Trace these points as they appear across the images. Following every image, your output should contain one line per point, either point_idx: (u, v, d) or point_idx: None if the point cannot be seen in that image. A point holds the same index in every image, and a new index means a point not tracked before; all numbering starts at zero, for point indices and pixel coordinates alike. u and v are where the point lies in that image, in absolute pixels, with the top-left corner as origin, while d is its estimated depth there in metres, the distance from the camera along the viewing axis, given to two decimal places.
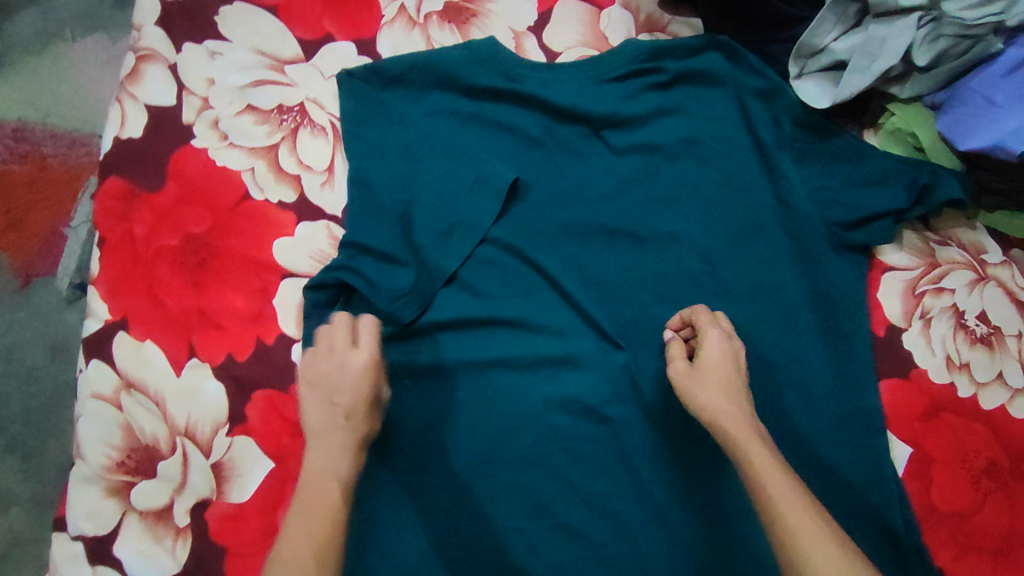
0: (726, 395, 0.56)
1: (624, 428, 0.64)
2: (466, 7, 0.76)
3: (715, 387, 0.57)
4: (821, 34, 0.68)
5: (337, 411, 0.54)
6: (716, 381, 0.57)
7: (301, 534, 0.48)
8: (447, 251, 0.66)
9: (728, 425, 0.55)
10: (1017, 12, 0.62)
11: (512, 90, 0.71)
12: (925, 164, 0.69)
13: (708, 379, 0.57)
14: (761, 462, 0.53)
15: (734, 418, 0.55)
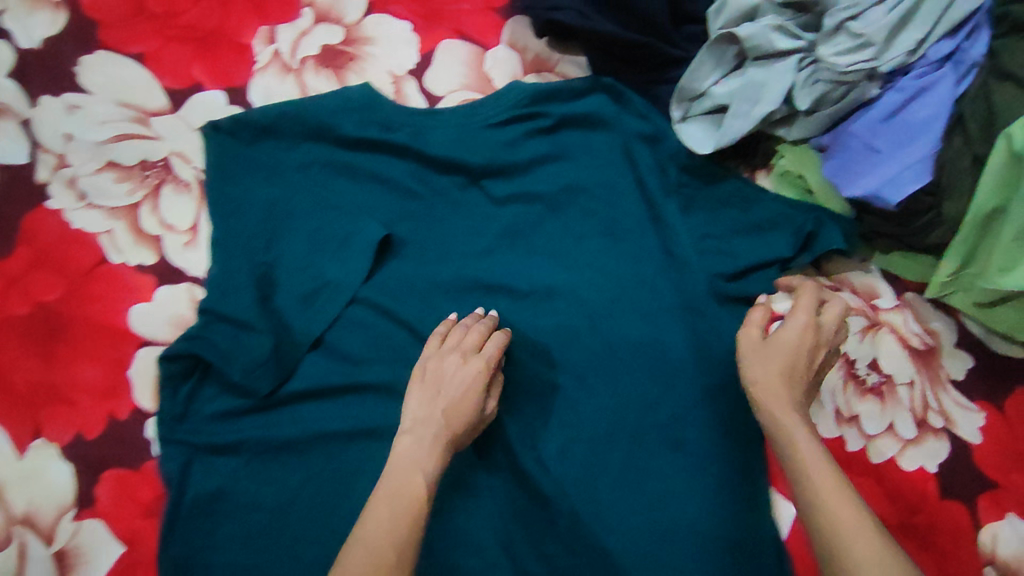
0: (778, 371, 0.56)
1: (486, 496, 0.66)
2: (344, 50, 0.73)
3: (777, 363, 0.56)
4: (699, 78, 0.66)
5: (438, 401, 0.57)
6: (776, 360, 0.56)
7: (377, 521, 0.49)
8: (311, 317, 0.64)
9: (776, 405, 0.54)
10: (888, 58, 0.60)
11: (386, 142, 0.69)
12: (810, 211, 0.68)
13: (770, 357, 0.56)
14: (806, 445, 0.51)
15: (780, 398, 0.54)
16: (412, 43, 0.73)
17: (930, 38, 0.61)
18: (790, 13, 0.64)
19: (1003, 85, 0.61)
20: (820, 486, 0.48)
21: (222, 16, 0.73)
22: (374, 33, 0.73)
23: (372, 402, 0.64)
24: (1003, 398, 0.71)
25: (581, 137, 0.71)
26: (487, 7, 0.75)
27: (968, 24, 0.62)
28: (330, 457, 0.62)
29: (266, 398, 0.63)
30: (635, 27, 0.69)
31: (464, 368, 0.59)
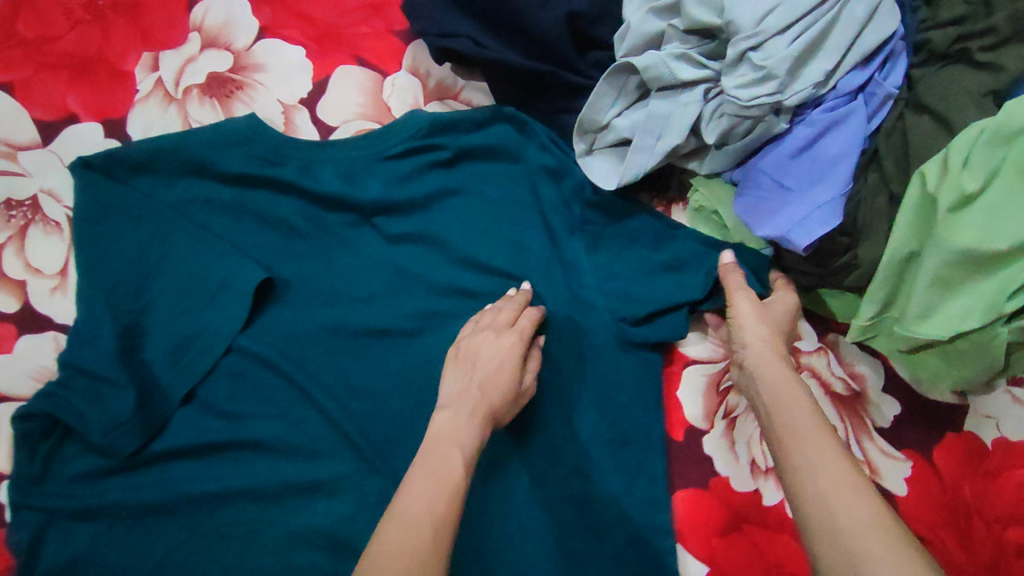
0: (765, 333, 0.56)
1: None
2: (232, 78, 0.69)
3: (755, 324, 0.56)
4: (600, 110, 0.62)
5: (473, 381, 0.55)
6: (757, 322, 0.57)
7: (423, 498, 0.45)
8: (180, 370, 0.61)
9: (761, 365, 0.53)
10: (793, 92, 0.55)
11: (269, 178, 0.64)
12: (722, 249, 0.64)
13: (755, 318, 0.57)
14: (778, 373, 0.52)
15: (765, 358, 0.54)
16: (305, 70, 0.69)
17: (840, 68, 0.56)
18: (695, 39, 0.60)
19: (920, 119, 0.57)
20: (800, 435, 0.47)
21: (99, 40, 0.68)
22: (265, 60, 0.69)
23: (248, 459, 0.61)
24: (929, 445, 0.67)
25: (479, 173, 0.67)
26: (387, 31, 0.71)
27: (882, 52, 0.57)
28: (202, 520, 0.59)
29: (133, 457, 0.59)
30: (536, 53, 0.64)
31: (498, 343, 0.58)
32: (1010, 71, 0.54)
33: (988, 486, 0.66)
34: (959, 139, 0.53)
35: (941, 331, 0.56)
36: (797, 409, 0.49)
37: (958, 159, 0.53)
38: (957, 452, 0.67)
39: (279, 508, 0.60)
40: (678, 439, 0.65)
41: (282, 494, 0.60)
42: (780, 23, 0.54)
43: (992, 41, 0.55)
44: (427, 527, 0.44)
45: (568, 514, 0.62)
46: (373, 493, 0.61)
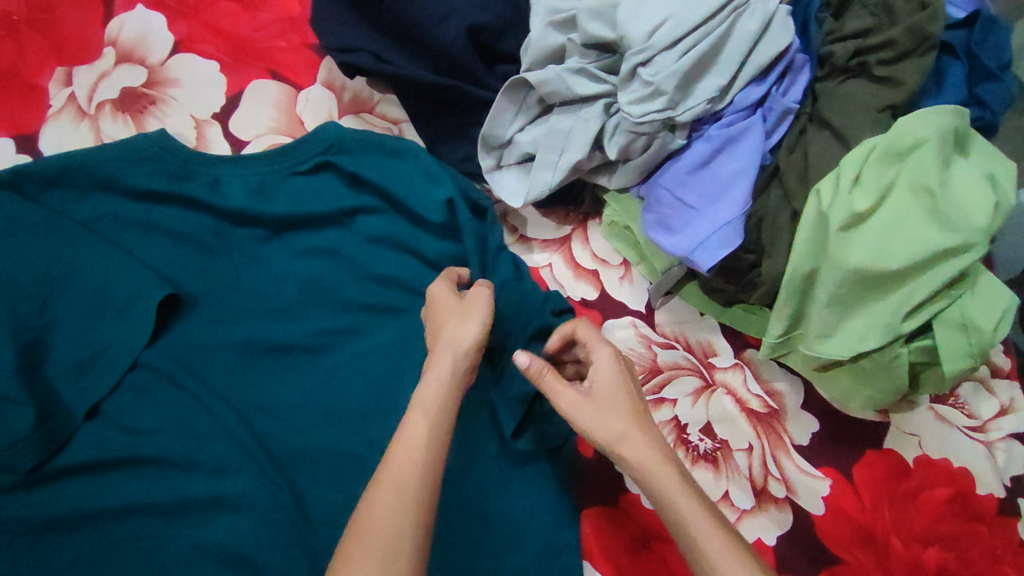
0: (624, 402, 0.48)
1: None
2: (145, 93, 0.69)
3: (614, 405, 0.48)
4: (502, 126, 0.62)
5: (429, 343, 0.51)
6: (612, 409, 0.47)
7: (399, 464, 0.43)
8: (83, 387, 0.59)
9: (631, 448, 0.46)
10: (685, 109, 0.55)
11: (176, 194, 0.64)
12: None
13: (604, 401, 0.48)
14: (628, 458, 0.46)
15: (629, 439, 0.46)
16: (218, 84, 0.70)
17: (735, 82, 0.55)
18: (595, 53, 0.59)
19: (820, 134, 0.56)
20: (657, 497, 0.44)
21: (14, 56, 0.68)
22: (179, 74, 0.70)
23: (151, 476, 0.59)
24: (849, 463, 0.64)
25: (391, 172, 0.65)
26: (302, 45, 0.71)
27: (780, 65, 0.56)
28: (103, 538, 0.57)
29: (31, 473, 0.58)
30: (444, 68, 0.64)
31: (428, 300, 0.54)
32: (907, 86, 0.53)
33: (908, 506, 0.63)
34: (852, 157, 0.52)
35: (843, 351, 0.54)
36: (675, 489, 0.44)
37: (849, 178, 0.52)
38: (879, 469, 0.64)
39: (178, 524, 0.58)
40: (587, 455, 0.64)
41: (182, 509, 0.58)
42: (668, 39, 0.53)
43: (890, 55, 0.54)
44: (394, 506, 0.41)
45: (483, 534, 0.59)
46: (277, 508, 0.58)
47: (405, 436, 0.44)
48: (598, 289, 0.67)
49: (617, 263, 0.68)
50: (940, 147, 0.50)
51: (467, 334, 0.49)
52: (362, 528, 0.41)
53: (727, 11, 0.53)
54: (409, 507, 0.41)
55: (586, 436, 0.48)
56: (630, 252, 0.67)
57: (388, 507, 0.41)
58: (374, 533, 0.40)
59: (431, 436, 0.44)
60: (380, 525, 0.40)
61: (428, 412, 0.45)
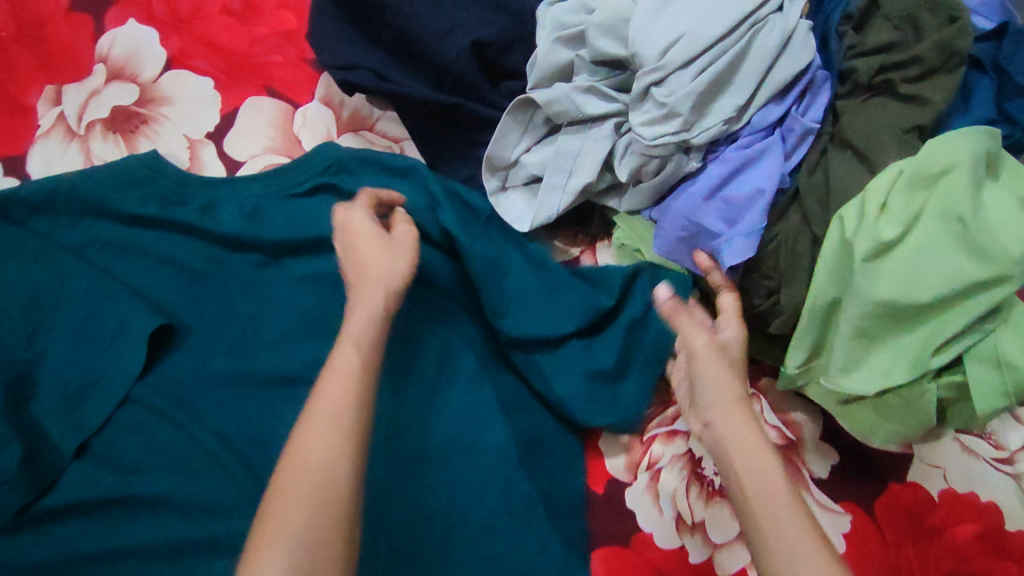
0: (735, 388, 0.44)
1: None
2: (136, 112, 0.66)
3: (723, 376, 0.45)
4: (507, 146, 0.59)
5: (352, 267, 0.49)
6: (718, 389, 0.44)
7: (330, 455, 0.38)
8: (72, 424, 0.57)
9: (729, 448, 0.41)
10: (700, 130, 0.52)
11: (167, 219, 0.62)
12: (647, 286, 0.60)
13: (722, 373, 0.45)
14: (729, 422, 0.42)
15: (734, 432, 0.42)
16: (212, 102, 0.67)
17: (753, 102, 0.52)
18: (605, 71, 0.56)
19: (843, 155, 0.52)
20: (752, 473, 0.39)
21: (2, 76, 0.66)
22: (172, 92, 0.67)
23: (141, 517, 0.56)
24: (869, 498, 0.62)
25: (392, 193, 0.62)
26: (299, 60, 0.69)
27: (799, 84, 0.53)
28: None
29: (17, 516, 0.55)
30: (446, 84, 0.61)
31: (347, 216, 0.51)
32: (935, 103, 0.50)
33: (932, 544, 0.60)
34: (878, 182, 0.49)
35: (866, 386, 0.51)
36: (770, 487, 0.39)
37: (875, 204, 0.48)
38: (901, 504, 0.61)
39: (170, 569, 0.55)
40: (598, 491, 0.61)
41: (174, 553, 0.55)
42: (682, 58, 0.50)
43: (916, 71, 0.51)
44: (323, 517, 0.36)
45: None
46: None
47: (338, 370, 0.41)
48: None
49: None
50: (972, 172, 0.47)
51: (393, 270, 0.47)
52: (292, 467, 0.37)
53: (745, 27, 0.51)
54: (341, 427, 0.39)
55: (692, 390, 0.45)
56: None
57: (321, 435, 0.38)
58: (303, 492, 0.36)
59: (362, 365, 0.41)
60: (306, 473, 0.37)
61: (357, 345, 0.43)
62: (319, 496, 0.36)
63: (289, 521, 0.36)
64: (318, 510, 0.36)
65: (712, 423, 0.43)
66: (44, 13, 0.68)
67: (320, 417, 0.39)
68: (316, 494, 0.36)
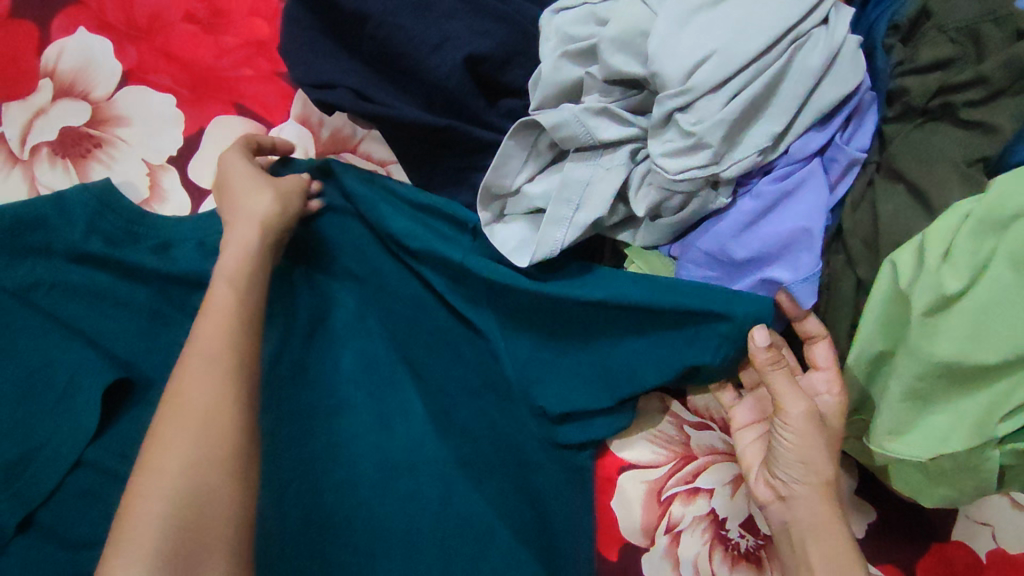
0: (825, 474, 0.47)
1: None
2: (89, 134, 0.59)
3: (820, 457, 0.46)
4: (507, 175, 0.52)
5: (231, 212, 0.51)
6: (817, 461, 0.47)
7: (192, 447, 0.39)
8: (13, 496, 0.50)
9: (804, 495, 0.48)
10: (731, 162, 0.45)
11: (115, 260, 0.54)
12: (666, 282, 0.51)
13: (816, 457, 0.47)
14: (821, 470, 0.47)
15: (819, 510, 0.47)
16: (176, 122, 0.60)
17: (791, 129, 0.46)
18: (619, 91, 0.49)
19: (893, 189, 0.46)
20: (810, 516, 0.47)
21: None
22: (129, 111, 0.60)
23: None
24: (910, 559, 0.56)
25: (355, 247, 0.58)
26: (271, 74, 0.61)
27: (845, 108, 0.46)
28: None
29: None
30: (438, 104, 0.54)
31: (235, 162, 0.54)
32: (1005, 133, 0.44)
33: None
34: (938, 226, 0.43)
35: (919, 452, 0.45)
36: (817, 513, 0.47)
37: (937, 251, 0.42)
38: (945, 565, 0.56)
39: None
40: (611, 558, 0.54)
41: None
42: (713, 79, 0.43)
43: (982, 94, 0.44)
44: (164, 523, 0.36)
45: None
46: None
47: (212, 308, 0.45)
48: None
49: None
50: None
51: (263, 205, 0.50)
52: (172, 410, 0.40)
53: (786, 43, 0.44)
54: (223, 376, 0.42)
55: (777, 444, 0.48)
56: None
57: (197, 374, 0.42)
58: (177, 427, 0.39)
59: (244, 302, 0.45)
60: (189, 396, 0.41)
61: (233, 286, 0.46)
62: (206, 417, 0.40)
63: (172, 448, 0.39)
64: (203, 427, 0.40)
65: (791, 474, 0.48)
66: None
67: (201, 357, 0.42)
68: (202, 423, 0.40)
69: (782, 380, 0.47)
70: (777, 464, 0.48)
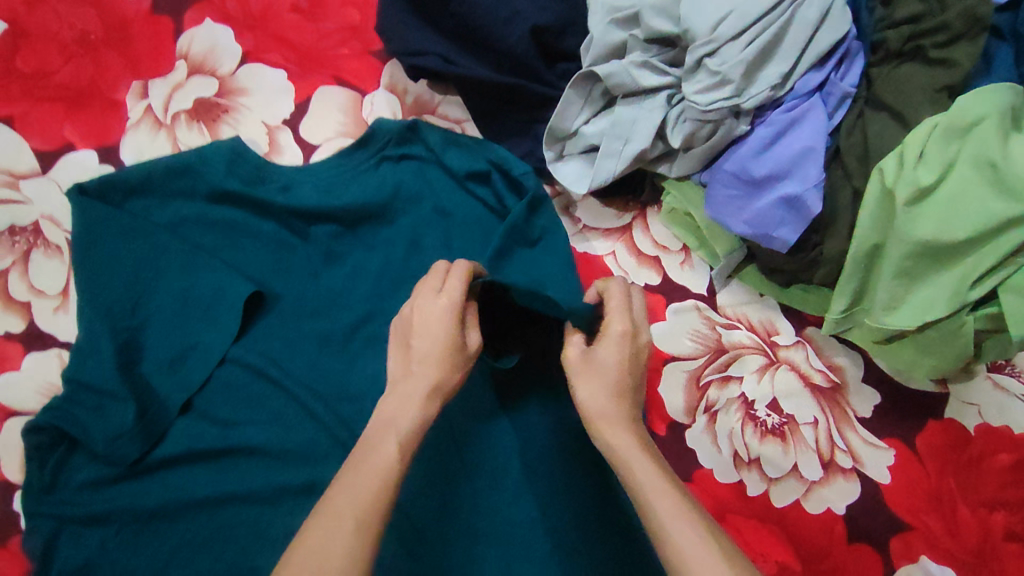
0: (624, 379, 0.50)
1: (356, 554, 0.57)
2: (218, 102, 0.72)
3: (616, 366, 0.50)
4: (567, 119, 0.64)
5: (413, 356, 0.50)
6: (599, 376, 0.49)
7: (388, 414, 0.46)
8: (178, 381, 0.63)
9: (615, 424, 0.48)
10: (750, 95, 0.57)
11: (249, 196, 0.66)
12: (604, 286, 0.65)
13: (592, 374, 0.50)
14: (605, 358, 0.50)
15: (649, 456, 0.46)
16: (287, 91, 0.72)
17: (795, 70, 0.58)
18: (656, 48, 0.62)
19: (879, 116, 0.59)
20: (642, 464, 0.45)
21: (93, 71, 0.72)
22: (249, 83, 0.72)
23: (246, 465, 0.62)
24: (910, 433, 0.67)
25: (431, 187, 0.69)
26: (364, 51, 0.74)
27: (837, 53, 0.59)
28: (205, 521, 0.61)
29: (134, 464, 0.62)
30: (507, 68, 0.67)
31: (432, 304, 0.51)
32: (962, 66, 0.55)
33: (971, 473, 0.65)
34: (914, 135, 0.55)
35: (908, 322, 0.57)
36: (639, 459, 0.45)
37: (913, 153, 0.54)
38: (940, 438, 0.67)
39: (275, 509, 0.61)
40: (661, 432, 0.66)
41: (276, 496, 0.61)
42: (732, 31, 0.56)
43: (943, 38, 0.56)
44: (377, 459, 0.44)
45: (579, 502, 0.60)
46: None
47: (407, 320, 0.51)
48: (661, 274, 0.70)
49: (676, 249, 0.70)
50: (999, 123, 0.53)
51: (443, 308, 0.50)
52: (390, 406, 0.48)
53: (787, 3, 0.57)
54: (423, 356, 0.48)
55: (606, 336, 0.51)
56: (690, 238, 0.70)
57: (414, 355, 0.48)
58: (367, 460, 0.44)
59: (447, 322, 0.50)
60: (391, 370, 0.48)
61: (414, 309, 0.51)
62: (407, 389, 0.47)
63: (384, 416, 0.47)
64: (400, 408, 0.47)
65: (599, 366, 0.50)
66: (127, 13, 0.74)
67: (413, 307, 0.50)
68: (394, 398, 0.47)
69: (571, 336, 0.53)
70: (598, 360, 0.50)
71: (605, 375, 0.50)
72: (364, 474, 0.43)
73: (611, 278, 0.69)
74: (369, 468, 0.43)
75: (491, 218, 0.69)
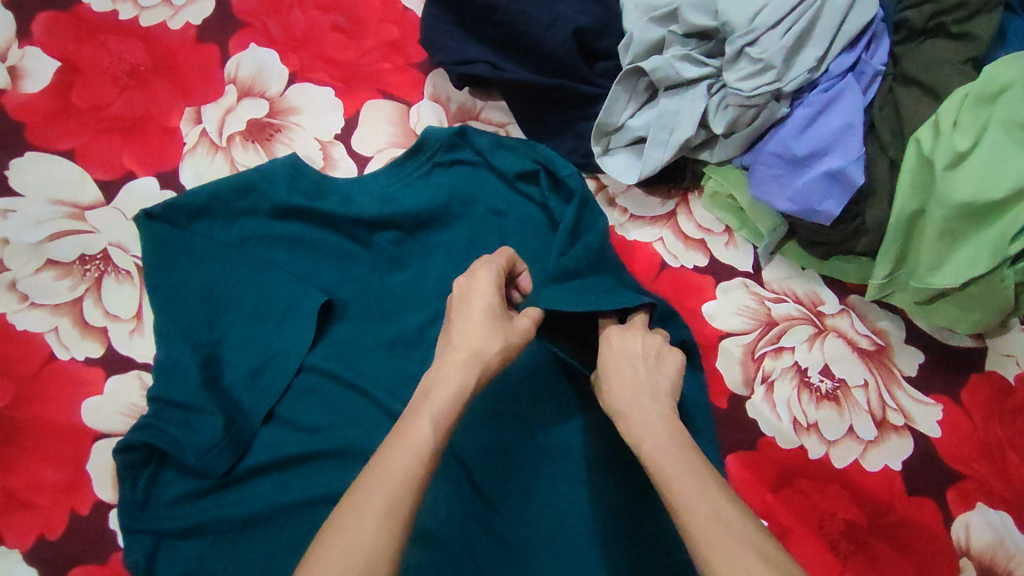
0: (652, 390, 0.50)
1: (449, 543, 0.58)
2: (270, 122, 0.74)
3: (640, 383, 0.50)
4: (615, 113, 0.68)
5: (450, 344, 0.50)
6: (631, 385, 0.50)
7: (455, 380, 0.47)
8: (260, 393, 0.64)
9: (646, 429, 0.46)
10: (790, 79, 0.61)
11: (313, 209, 0.69)
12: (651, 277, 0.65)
13: (619, 382, 0.51)
14: (622, 377, 0.51)
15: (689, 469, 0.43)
16: (336, 107, 0.75)
17: (830, 52, 0.62)
18: (694, 42, 0.66)
19: (908, 90, 0.63)
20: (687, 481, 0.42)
21: (145, 101, 0.74)
22: (299, 102, 0.75)
23: (330, 468, 0.63)
24: (956, 387, 0.71)
25: (483, 189, 0.72)
26: (405, 65, 0.77)
27: (866, 34, 0.63)
28: (296, 526, 0.61)
29: (223, 477, 0.62)
30: (550, 70, 0.71)
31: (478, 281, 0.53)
32: (982, 39, 0.60)
33: (1017, 420, 0.69)
34: (948, 106, 0.59)
35: (952, 280, 0.61)
36: (687, 478, 0.42)
37: (948, 122, 0.59)
38: (984, 390, 0.70)
39: None
40: (722, 405, 0.69)
41: None
42: (771, 20, 0.60)
43: (964, 14, 0.60)
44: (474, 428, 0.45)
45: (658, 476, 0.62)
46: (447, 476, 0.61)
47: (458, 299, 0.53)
48: (707, 255, 0.73)
49: (720, 232, 0.74)
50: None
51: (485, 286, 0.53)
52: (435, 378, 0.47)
53: None
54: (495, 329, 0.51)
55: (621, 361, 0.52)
56: (732, 220, 0.74)
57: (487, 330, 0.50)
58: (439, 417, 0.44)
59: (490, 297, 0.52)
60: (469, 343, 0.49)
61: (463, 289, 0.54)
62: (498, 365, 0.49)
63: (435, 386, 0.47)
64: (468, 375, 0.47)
65: (622, 385, 0.50)
66: (174, 43, 0.76)
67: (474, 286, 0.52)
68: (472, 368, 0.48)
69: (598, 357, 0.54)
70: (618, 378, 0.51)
71: (636, 390, 0.50)
72: (398, 454, 0.42)
73: (661, 263, 0.73)
74: (403, 449, 0.42)
75: (543, 218, 0.72)
